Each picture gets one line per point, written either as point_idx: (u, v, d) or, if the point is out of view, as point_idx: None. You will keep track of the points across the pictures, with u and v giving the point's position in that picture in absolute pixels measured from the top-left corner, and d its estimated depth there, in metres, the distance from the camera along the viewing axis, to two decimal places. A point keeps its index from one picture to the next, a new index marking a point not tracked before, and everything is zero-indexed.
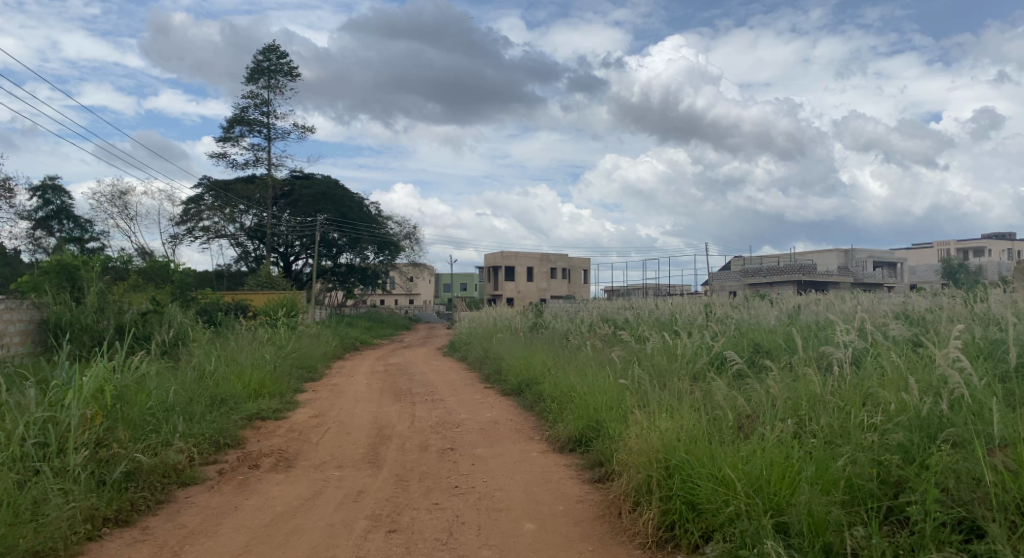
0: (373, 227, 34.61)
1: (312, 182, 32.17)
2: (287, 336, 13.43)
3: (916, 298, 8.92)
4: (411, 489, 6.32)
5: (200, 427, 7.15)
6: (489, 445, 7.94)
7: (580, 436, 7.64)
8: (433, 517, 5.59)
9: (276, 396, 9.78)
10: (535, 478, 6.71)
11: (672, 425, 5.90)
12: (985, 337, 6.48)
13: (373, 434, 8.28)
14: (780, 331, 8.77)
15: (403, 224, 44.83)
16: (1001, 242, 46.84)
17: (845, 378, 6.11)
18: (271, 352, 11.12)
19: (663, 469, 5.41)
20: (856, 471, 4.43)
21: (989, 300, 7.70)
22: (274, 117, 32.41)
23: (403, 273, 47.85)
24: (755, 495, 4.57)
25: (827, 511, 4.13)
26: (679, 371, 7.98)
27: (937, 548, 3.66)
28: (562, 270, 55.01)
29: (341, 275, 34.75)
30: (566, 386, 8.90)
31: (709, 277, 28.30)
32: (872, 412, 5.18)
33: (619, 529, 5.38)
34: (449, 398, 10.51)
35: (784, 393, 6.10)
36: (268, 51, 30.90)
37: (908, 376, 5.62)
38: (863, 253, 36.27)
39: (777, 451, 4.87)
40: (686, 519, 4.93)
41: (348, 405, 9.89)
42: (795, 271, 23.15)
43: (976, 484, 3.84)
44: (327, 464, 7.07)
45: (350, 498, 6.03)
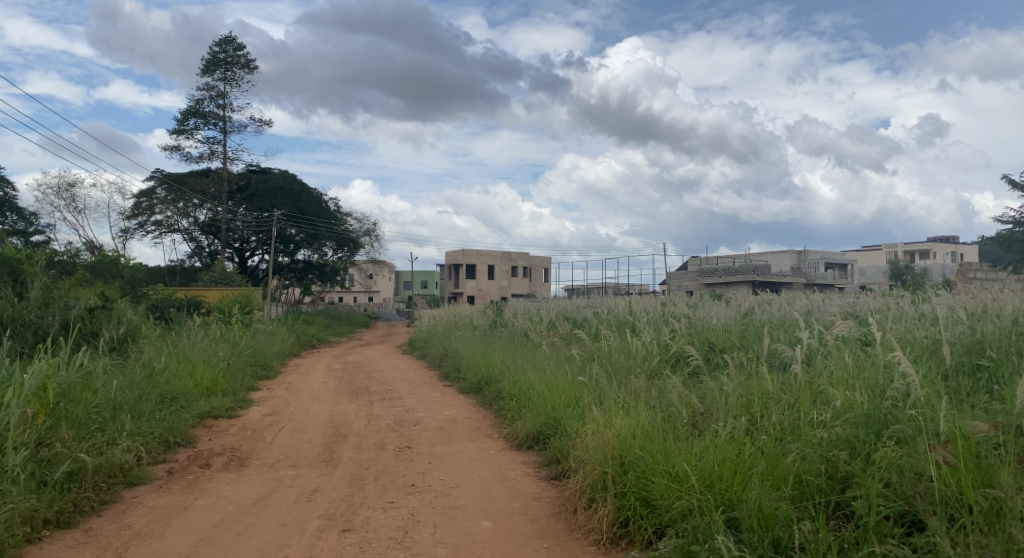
0: (332, 224, 34.17)
1: (268, 176, 31.68)
2: (241, 333, 13.14)
3: (865, 297, 9.21)
4: (366, 488, 6.28)
5: (150, 426, 7.00)
6: (446, 443, 7.93)
7: (538, 433, 7.69)
8: (388, 516, 5.56)
9: (230, 394, 9.60)
10: (492, 476, 6.73)
11: (627, 424, 5.98)
12: (927, 336, 6.72)
13: (328, 432, 8.22)
14: (735, 330, 8.95)
15: (363, 220, 44.41)
16: (945, 245, 48.69)
17: (794, 376, 6.27)
18: (225, 349, 10.89)
19: (618, 466, 5.47)
20: (805, 467, 4.54)
21: (933, 301, 7.96)
22: (231, 111, 31.78)
23: (362, 271, 47.45)
24: (707, 491, 4.66)
25: (776, 506, 4.23)
26: (635, 370, 8.09)
27: (880, 541, 3.80)
28: (523, 269, 55.29)
29: (298, 272, 34.29)
30: (524, 384, 8.93)
31: (667, 276, 28.64)
32: (822, 409, 5.33)
33: (574, 526, 5.42)
34: (406, 396, 10.48)
35: (737, 390, 6.23)
36: (225, 42, 30.32)
37: (856, 375, 5.80)
38: (815, 255, 37.20)
39: (728, 448, 4.97)
40: (640, 515, 5.01)
41: (304, 403, 9.78)
42: (749, 271, 23.73)
43: (918, 478, 4.01)
44: (281, 463, 7.00)
45: (304, 498, 5.97)
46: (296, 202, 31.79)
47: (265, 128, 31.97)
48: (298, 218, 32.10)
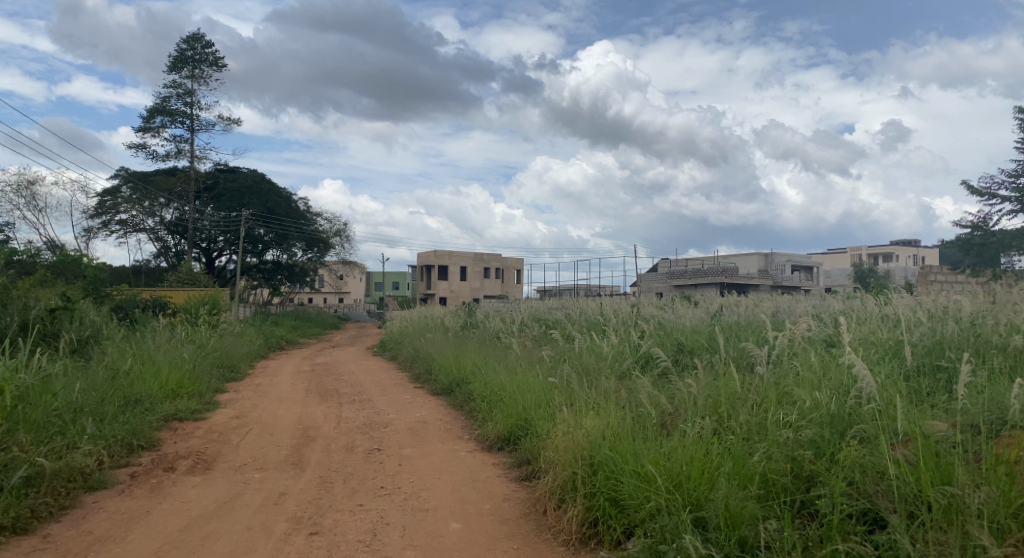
0: (303, 224, 33.85)
1: (237, 175, 31.26)
2: (208, 334, 12.95)
3: (830, 299, 9.39)
4: (334, 491, 6.23)
5: (113, 429, 6.86)
6: (416, 445, 7.90)
7: (508, 435, 7.69)
8: (356, 519, 5.52)
9: (196, 396, 9.45)
10: (462, 478, 6.72)
11: (596, 424, 6.03)
12: (890, 337, 6.87)
13: (297, 435, 8.13)
14: (704, 332, 9.06)
15: (333, 221, 44.03)
16: (908, 248, 49.80)
17: (761, 376, 6.37)
18: (191, 351, 10.73)
19: (588, 466, 5.50)
20: (771, 466, 4.61)
21: (896, 303, 8.14)
22: (198, 109, 31.29)
23: (333, 272, 47.03)
24: (675, 491, 4.71)
25: (742, 505, 4.29)
26: (606, 371, 8.15)
27: (843, 538, 3.87)
28: (496, 270, 55.33)
29: (267, 273, 33.94)
30: (496, 385, 8.94)
31: (638, 277, 28.84)
32: (788, 410, 5.42)
33: (544, 527, 5.44)
34: (376, 398, 10.41)
35: (705, 391, 6.31)
36: (193, 39, 29.83)
37: (821, 375, 5.92)
38: (783, 257, 37.80)
39: (696, 448, 5.02)
40: (609, 515, 5.04)
41: (272, 405, 9.67)
42: (718, 272, 24.04)
43: (880, 477, 4.11)
44: (248, 466, 6.91)
45: (270, 501, 5.90)
46: (265, 201, 31.41)
47: (233, 127, 31.54)
48: (267, 218, 31.72)
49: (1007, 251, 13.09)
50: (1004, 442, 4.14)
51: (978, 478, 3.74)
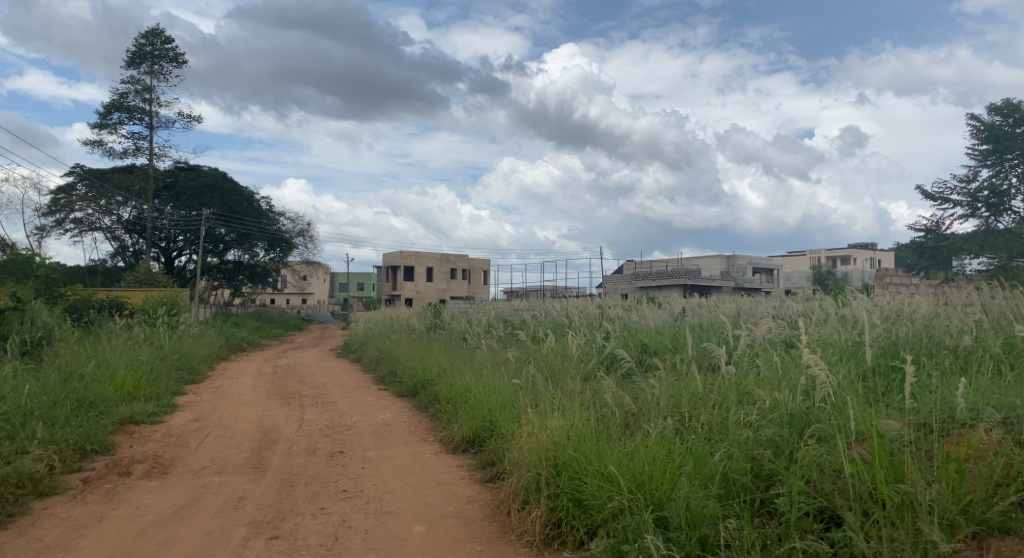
0: (265, 224, 33.39)
1: (198, 174, 30.67)
2: (167, 335, 12.68)
3: (790, 301, 9.57)
4: (295, 494, 6.15)
5: (65, 433, 6.68)
6: (380, 447, 7.83)
7: (473, 436, 7.68)
8: (318, 522, 5.46)
9: (153, 399, 9.25)
10: (426, 480, 6.68)
11: (561, 425, 6.05)
12: (848, 338, 7.02)
13: (258, 438, 8.01)
14: (668, 332, 9.16)
15: (297, 221, 43.52)
16: (866, 251, 50.99)
17: (722, 377, 6.46)
18: (149, 352, 10.49)
19: (551, 467, 5.52)
20: (731, 466, 4.68)
21: (854, 304, 8.32)
22: (158, 105, 30.61)
23: (297, 272, 46.44)
24: (637, 491, 4.75)
25: (703, 505, 4.34)
26: (571, 371, 8.20)
27: (800, 536, 3.95)
28: (463, 271, 55.25)
29: (227, 273, 33.52)
30: (461, 387, 8.91)
31: (604, 279, 29.01)
32: (748, 409, 5.50)
33: (508, 528, 5.45)
34: (340, 400, 10.30)
35: (668, 391, 6.38)
36: (152, 35, 29.16)
37: (781, 376, 6.03)
38: (744, 260, 38.39)
39: (659, 448, 5.07)
40: (572, 516, 5.06)
41: (232, 408, 9.50)
42: (681, 274, 24.31)
43: (837, 475, 4.20)
44: (207, 469, 6.78)
45: (230, 505, 5.80)
46: (227, 201, 30.89)
47: (194, 124, 30.93)
48: (228, 218, 31.22)
49: (959, 254, 13.44)
50: (955, 440, 4.26)
51: (930, 476, 3.83)
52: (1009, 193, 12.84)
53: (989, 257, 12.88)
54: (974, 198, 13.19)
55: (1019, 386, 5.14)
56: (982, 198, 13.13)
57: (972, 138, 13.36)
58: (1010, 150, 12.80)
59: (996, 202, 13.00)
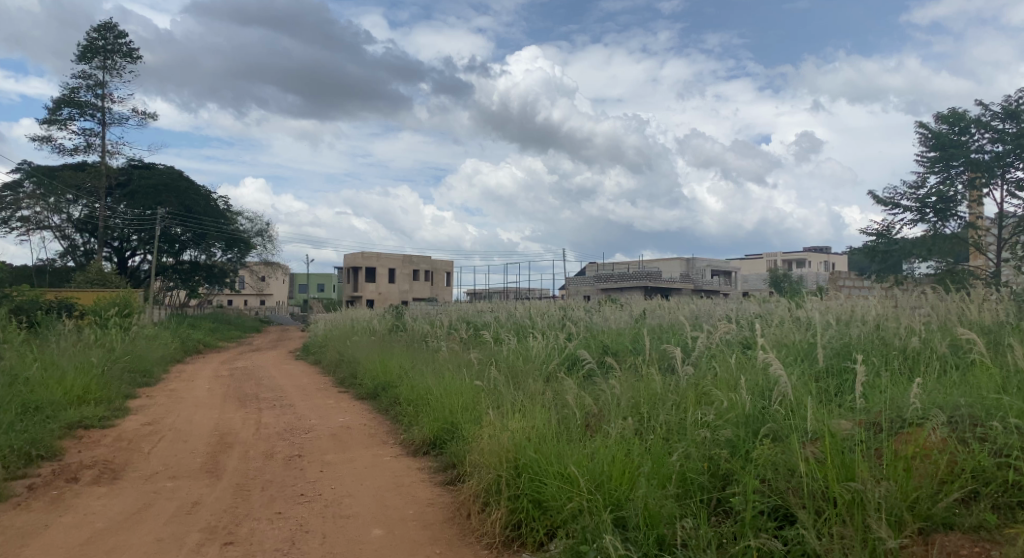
0: (222, 224, 32.85)
1: (153, 172, 29.97)
2: (119, 337, 12.35)
3: (748, 303, 9.74)
4: (251, 499, 6.04)
5: (9, 439, 6.46)
6: (339, 451, 7.74)
7: (434, 439, 7.64)
8: (274, 527, 5.37)
9: (104, 403, 9.00)
10: (386, 483, 6.63)
11: (522, 427, 6.07)
12: (802, 339, 7.18)
13: (213, 442, 7.85)
14: (628, 334, 9.25)
15: (256, 221, 42.89)
16: (821, 255, 52.23)
17: (681, 377, 6.55)
18: (99, 355, 10.22)
19: (512, 469, 5.52)
20: (689, 466, 4.75)
21: (808, 306, 8.51)
22: (111, 101, 29.89)
23: (256, 273, 45.70)
24: (596, 491, 4.78)
25: (661, 505, 4.39)
26: (533, 373, 8.22)
27: (755, 535, 4.02)
28: (425, 272, 55.13)
29: (183, 274, 32.89)
30: (422, 389, 8.86)
31: (566, 281, 29.20)
32: (706, 409, 5.58)
33: (467, 531, 5.43)
34: (299, 403, 10.16)
35: (628, 392, 6.44)
36: (105, 28, 28.43)
37: (738, 376, 6.13)
38: (704, 262, 39.02)
39: (618, 449, 5.11)
40: (532, 517, 5.07)
41: (187, 411, 9.31)
42: (642, 276, 24.64)
43: (790, 474, 4.28)
44: (159, 474, 6.62)
45: (183, 511, 5.67)
46: (183, 200, 30.28)
47: (149, 121, 30.24)
48: (184, 217, 30.60)
49: (909, 258, 13.83)
50: (904, 439, 4.38)
51: (879, 474, 3.93)
52: (956, 200, 13.30)
53: (937, 261, 13.33)
54: (923, 204, 13.61)
55: (964, 386, 5.32)
56: (930, 204, 13.57)
57: (921, 146, 13.78)
58: (955, 157, 13.21)
59: (943, 208, 13.46)
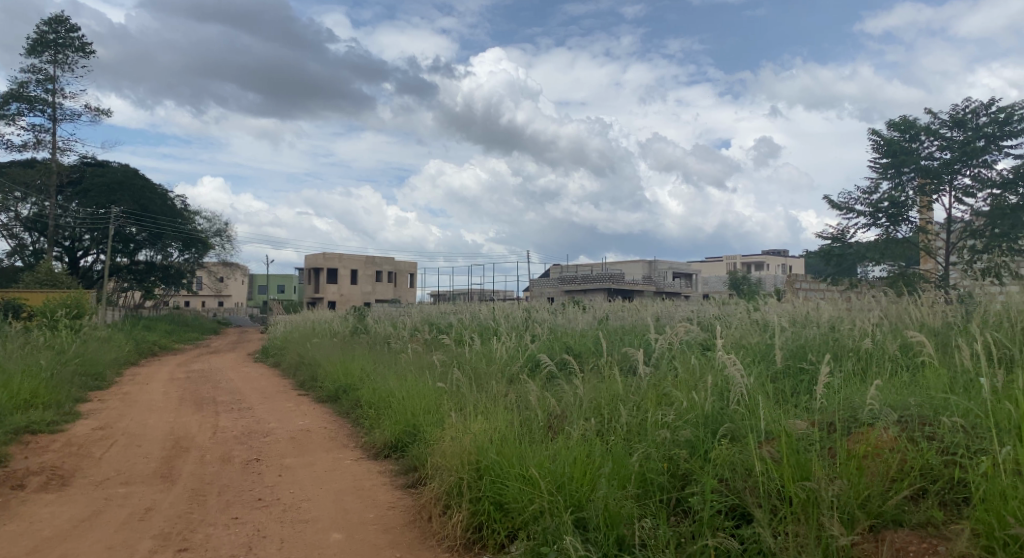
0: (178, 223, 32.18)
1: (107, 170, 29.22)
2: (69, 339, 12.00)
3: (707, 305, 9.89)
4: (207, 504, 5.93)
5: None
6: (298, 454, 7.63)
7: (395, 441, 7.59)
8: (231, 533, 5.28)
9: (53, 406, 8.73)
10: (346, 487, 6.56)
11: (484, 429, 6.06)
12: (759, 341, 7.32)
13: (168, 446, 7.68)
14: (590, 335, 9.32)
15: (214, 220, 42.09)
16: (778, 258, 53.30)
17: (642, 378, 6.61)
18: (49, 357, 9.91)
19: (474, 471, 5.51)
20: (649, 466, 4.80)
21: (765, 308, 8.69)
22: (62, 96, 29.05)
23: (214, 274, 44.84)
24: (557, 493, 4.79)
25: (621, 505, 4.42)
26: (496, 375, 8.22)
27: (713, 534, 4.08)
28: (389, 274, 54.81)
29: (138, 274, 32.13)
30: (384, 391, 8.80)
31: (530, 283, 29.30)
32: (666, 410, 5.65)
33: (428, 533, 5.40)
34: (257, 406, 9.99)
35: (590, 393, 6.48)
36: (56, 22, 27.64)
37: (697, 377, 6.22)
38: (665, 265, 39.53)
39: (579, 450, 5.14)
40: (493, 519, 5.06)
41: (141, 415, 9.08)
42: (604, 278, 24.87)
43: (748, 474, 4.35)
44: (111, 480, 6.45)
45: (135, 517, 5.53)
46: (138, 198, 29.59)
47: (102, 118, 29.49)
48: (140, 216, 29.90)
49: (863, 261, 14.03)
50: (856, 438, 4.49)
51: (833, 472, 4.01)
52: (907, 205, 13.69)
53: (889, 264, 13.73)
54: (876, 209, 13.97)
55: (914, 386, 5.46)
56: (882, 209, 13.94)
57: (874, 152, 14.15)
58: (906, 164, 13.58)
59: (895, 212, 13.84)
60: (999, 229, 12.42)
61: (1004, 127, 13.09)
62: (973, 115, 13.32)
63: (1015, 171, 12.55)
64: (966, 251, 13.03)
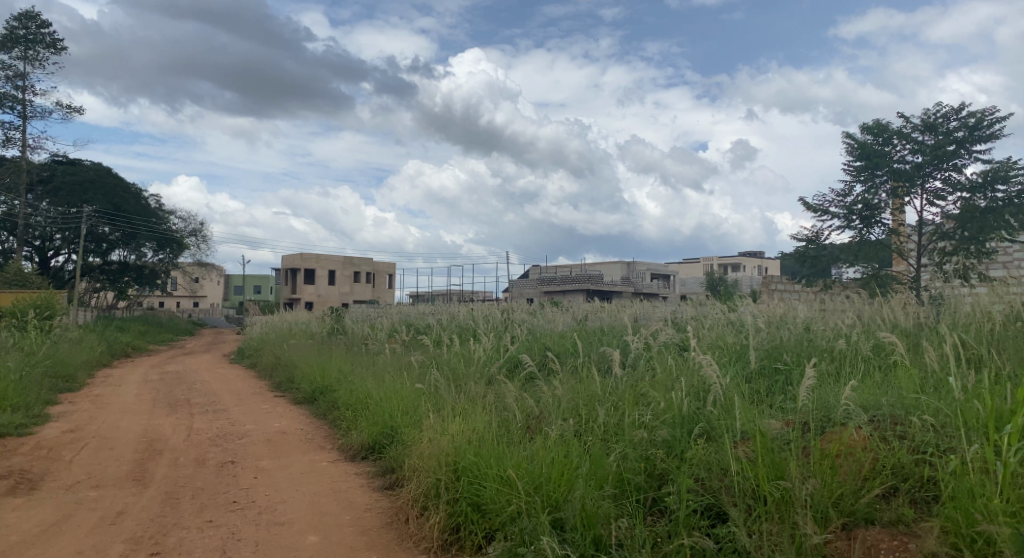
0: (152, 223, 31.75)
1: (78, 168, 28.72)
2: (38, 341, 11.78)
3: (684, 306, 9.96)
4: (180, 508, 5.84)
5: None
6: (274, 457, 7.56)
7: (373, 443, 7.54)
8: (205, 536, 5.21)
9: (21, 409, 8.57)
10: (322, 489, 6.51)
11: (462, 430, 6.05)
12: (735, 341, 7.38)
13: (141, 449, 7.57)
14: (569, 336, 9.35)
15: (190, 220, 41.57)
16: (755, 260, 53.87)
17: (620, 379, 6.64)
18: (17, 359, 9.71)
19: (451, 472, 5.49)
20: (626, 466, 4.82)
21: (741, 309, 8.77)
22: (32, 93, 28.53)
23: (190, 274, 44.29)
24: (534, 493, 4.80)
25: (598, 505, 4.43)
26: (475, 376, 8.20)
27: (688, 533, 4.10)
28: (368, 274, 54.55)
29: (111, 274, 31.64)
30: (362, 392, 8.75)
31: (509, 283, 29.31)
32: (643, 410, 5.68)
33: (405, 535, 5.37)
34: (233, 408, 9.89)
35: (568, 394, 6.50)
36: (27, 17, 27.13)
37: (674, 378, 6.26)
38: (644, 266, 39.78)
39: (557, 450, 5.16)
40: (470, 520, 5.05)
41: (113, 417, 8.94)
42: (583, 279, 24.96)
43: (723, 474, 4.38)
44: (82, 484, 6.34)
45: (106, 521, 5.45)
46: (111, 197, 29.14)
47: (74, 115, 29.00)
48: (113, 215, 29.44)
49: (837, 263, 14.22)
50: (829, 437, 4.54)
51: (807, 471, 4.06)
52: (880, 207, 13.91)
53: (863, 266, 13.93)
54: (850, 212, 14.16)
55: (886, 386, 5.54)
56: (856, 211, 14.14)
57: (848, 155, 14.34)
58: (880, 167, 13.77)
59: (868, 214, 14.06)
60: (969, 232, 12.65)
61: (974, 132, 13.32)
62: (944, 120, 13.54)
63: (985, 175, 12.79)
64: (937, 253, 13.26)
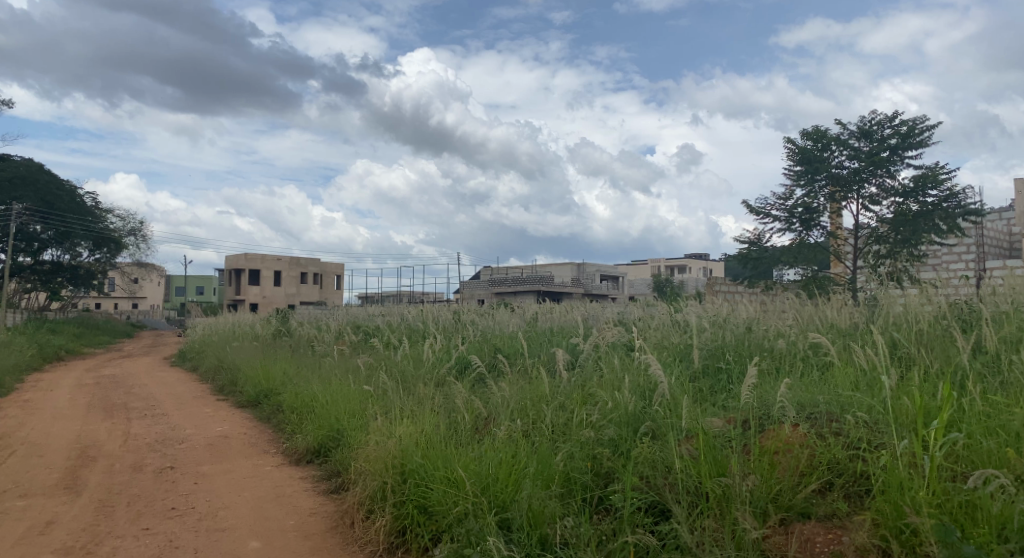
0: (87, 221, 30.67)
1: (6, 162, 27.32)
2: None
3: (631, 307, 10.08)
4: (115, 515, 5.65)
5: None
6: (217, 462, 7.37)
7: (318, 447, 7.42)
8: (140, 544, 5.05)
9: None
10: (266, 494, 6.38)
11: (409, 432, 6.00)
12: (680, 341, 7.51)
13: (73, 456, 7.28)
14: (517, 337, 9.38)
15: (129, 219, 40.25)
16: (702, 261, 55.00)
17: (567, 380, 6.68)
18: None
19: (398, 475, 5.45)
20: (572, 466, 4.85)
21: (686, 310, 8.92)
22: None
23: (130, 275, 42.90)
24: (482, 494, 4.79)
25: (544, 505, 4.46)
26: (424, 378, 8.15)
27: (633, 530, 4.15)
28: (318, 275, 53.73)
29: (43, 274, 30.41)
30: (308, 395, 8.60)
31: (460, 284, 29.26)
32: (591, 410, 5.73)
33: (350, 539, 5.30)
34: (173, 412, 9.60)
35: (517, 395, 6.51)
36: None
37: (621, 377, 6.33)
38: (593, 267, 40.25)
39: (505, 451, 5.17)
40: (416, 523, 5.00)
41: (43, 424, 8.59)
42: (534, 280, 25.08)
43: (668, 471, 4.45)
44: (9, 493, 6.07)
45: (34, 531, 5.23)
46: (43, 195, 27.95)
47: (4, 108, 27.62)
48: (46, 213, 28.27)
49: (778, 265, 14.57)
50: (769, 434, 4.66)
51: (746, 468, 4.15)
52: (819, 210, 14.36)
53: (803, 268, 14.32)
54: (791, 214, 14.57)
55: (823, 384, 5.70)
56: (797, 214, 14.56)
57: (790, 159, 14.75)
58: (819, 171, 14.23)
59: (808, 217, 14.51)
60: (902, 235, 13.13)
61: (906, 139, 13.86)
62: (879, 127, 14.06)
63: (916, 180, 13.29)
64: (872, 255, 13.73)
